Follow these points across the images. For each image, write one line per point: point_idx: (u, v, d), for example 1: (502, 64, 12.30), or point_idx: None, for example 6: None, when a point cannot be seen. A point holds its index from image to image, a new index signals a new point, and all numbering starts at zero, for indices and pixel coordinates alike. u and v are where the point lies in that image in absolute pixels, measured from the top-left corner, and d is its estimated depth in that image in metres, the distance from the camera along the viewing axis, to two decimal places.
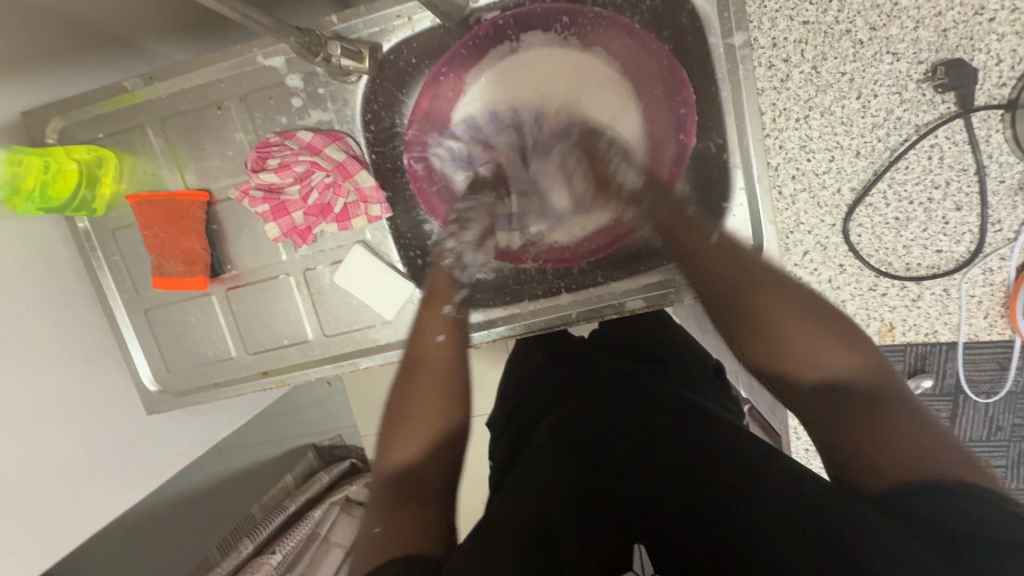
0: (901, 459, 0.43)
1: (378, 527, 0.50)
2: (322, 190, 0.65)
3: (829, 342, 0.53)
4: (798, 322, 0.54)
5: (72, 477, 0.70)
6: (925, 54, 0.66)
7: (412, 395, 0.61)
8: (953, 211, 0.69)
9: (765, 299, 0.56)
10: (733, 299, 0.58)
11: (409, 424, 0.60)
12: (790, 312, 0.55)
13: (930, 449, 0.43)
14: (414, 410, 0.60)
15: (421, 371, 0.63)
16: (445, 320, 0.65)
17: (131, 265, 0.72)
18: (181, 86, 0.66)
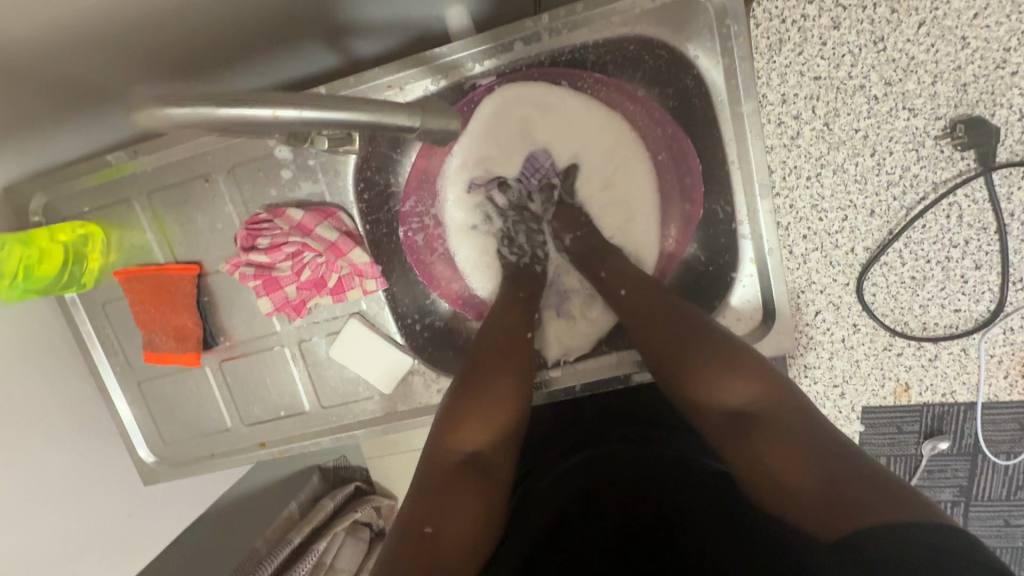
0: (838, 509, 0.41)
1: (428, 527, 0.48)
2: (315, 268, 0.63)
3: (735, 373, 0.52)
4: (709, 357, 0.53)
5: (70, 558, 0.68)
6: (943, 110, 0.62)
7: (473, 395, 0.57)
8: (973, 270, 0.67)
9: (682, 338, 0.56)
10: (659, 337, 0.57)
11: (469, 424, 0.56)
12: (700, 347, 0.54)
13: (857, 483, 0.42)
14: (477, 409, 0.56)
15: (489, 370, 0.58)
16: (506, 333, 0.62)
17: (122, 337, 0.71)
18: (167, 159, 0.64)
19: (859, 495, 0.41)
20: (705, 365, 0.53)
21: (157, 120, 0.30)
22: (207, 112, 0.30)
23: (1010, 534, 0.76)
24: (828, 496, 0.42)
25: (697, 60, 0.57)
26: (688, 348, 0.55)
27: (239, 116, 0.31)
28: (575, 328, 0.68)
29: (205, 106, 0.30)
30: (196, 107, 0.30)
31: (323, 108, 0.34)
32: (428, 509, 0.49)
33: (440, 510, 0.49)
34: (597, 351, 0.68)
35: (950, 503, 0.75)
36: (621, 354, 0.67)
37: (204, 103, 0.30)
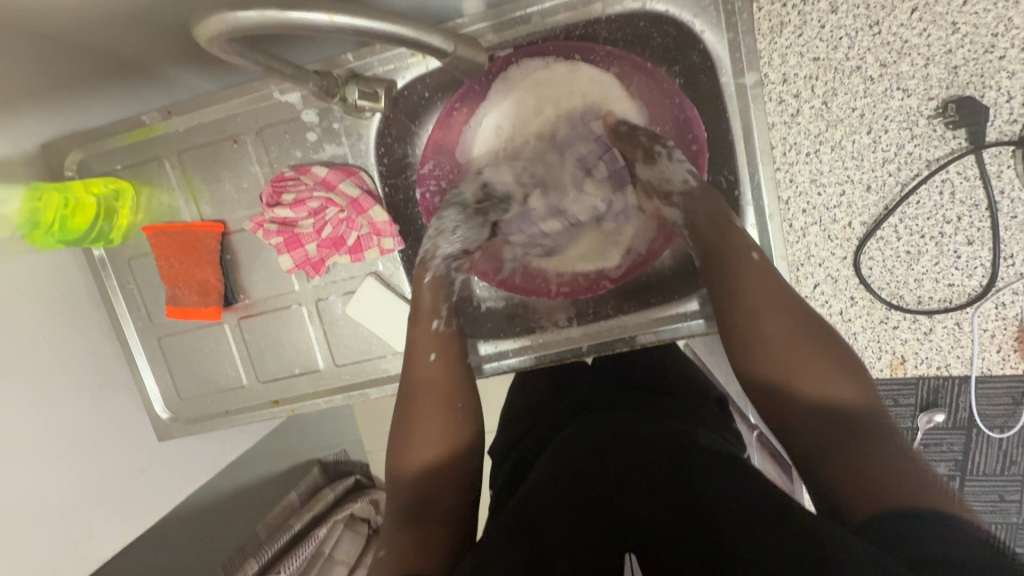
0: (882, 492, 0.43)
1: (385, 550, 0.52)
2: (336, 225, 0.66)
3: (831, 367, 0.51)
4: (800, 342, 0.53)
5: (86, 507, 0.70)
6: (936, 91, 0.66)
7: (414, 415, 0.60)
8: (965, 245, 0.69)
9: (797, 321, 0.54)
10: (752, 309, 0.55)
11: (417, 442, 0.59)
12: (789, 328, 0.53)
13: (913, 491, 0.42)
14: (416, 431, 0.59)
15: (417, 401, 0.61)
16: (433, 334, 0.63)
17: (146, 292, 0.73)
18: (199, 121, 0.67)
19: (917, 484, 0.43)
20: (800, 354, 0.52)
21: (229, 22, 0.35)
22: (273, 15, 0.35)
23: (1005, 509, 0.78)
24: (895, 480, 0.43)
25: (703, 35, 0.61)
26: (778, 319, 0.54)
27: (301, 20, 0.36)
28: (579, 293, 0.69)
29: (272, 10, 0.35)
30: (264, 10, 0.35)
31: (369, 18, 0.39)
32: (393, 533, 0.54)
33: (397, 532, 0.54)
34: (604, 314, 0.70)
35: (946, 477, 0.78)
36: (624, 318, 0.69)
37: (272, 7, 0.35)
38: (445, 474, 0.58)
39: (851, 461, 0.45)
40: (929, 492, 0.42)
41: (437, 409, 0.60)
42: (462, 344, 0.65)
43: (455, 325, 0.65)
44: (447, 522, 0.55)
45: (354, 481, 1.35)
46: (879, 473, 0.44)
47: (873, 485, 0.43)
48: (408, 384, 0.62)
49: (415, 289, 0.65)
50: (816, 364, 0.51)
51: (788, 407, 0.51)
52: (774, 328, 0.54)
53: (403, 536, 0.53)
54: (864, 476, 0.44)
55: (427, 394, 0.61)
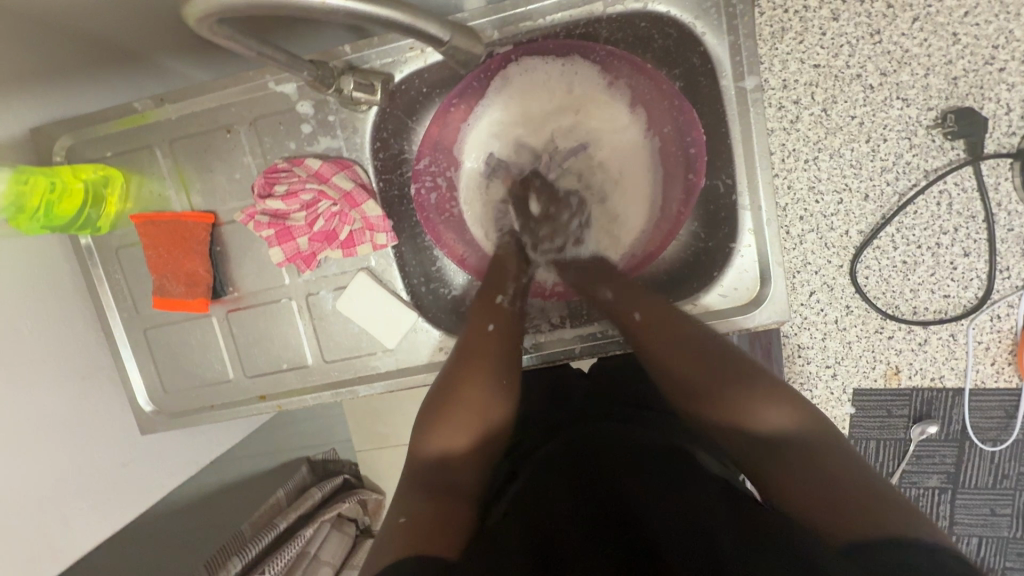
0: (845, 513, 0.43)
1: (405, 516, 0.52)
2: (329, 218, 0.65)
3: (773, 399, 0.53)
4: (739, 384, 0.54)
5: (61, 499, 0.68)
6: (935, 101, 0.66)
7: (461, 392, 0.61)
8: (962, 257, 0.69)
9: (709, 359, 0.57)
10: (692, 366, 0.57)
11: (458, 421, 0.59)
12: (731, 376, 0.55)
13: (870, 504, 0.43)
14: (460, 408, 0.60)
15: (469, 365, 0.62)
16: (500, 312, 0.65)
17: (133, 282, 0.72)
18: (192, 110, 0.66)
19: (884, 499, 0.43)
20: (732, 389, 0.54)
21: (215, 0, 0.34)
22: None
23: (995, 524, 0.77)
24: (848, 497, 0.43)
25: (704, 38, 0.60)
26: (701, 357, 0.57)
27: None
28: (572, 295, 0.69)
29: None
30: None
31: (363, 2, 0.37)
32: (413, 500, 0.54)
33: (420, 498, 0.54)
34: (598, 316, 0.69)
35: (937, 490, 0.77)
36: None
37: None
38: (480, 454, 0.59)
39: (814, 485, 0.45)
40: (890, 509, 0.42)
41: (483, 381, 0.61)
42: (519, 329, 0.65)
43: (519, 306, 0.66)
44: (462, 500, 0.55)
45: (343, 481, 1.34)
46: (841, 490, 0.44)
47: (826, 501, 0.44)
48: (464, 346, 0.63)
49: (496, 261, 0.68)
50: (746, 394, 0.53)
51: (730, 439, 0.53)
52: (720, 387, 0.54)
53: (428, 506, 0.53)
54: (830, 498, 0.44)
55: (477, 365, 0.62)
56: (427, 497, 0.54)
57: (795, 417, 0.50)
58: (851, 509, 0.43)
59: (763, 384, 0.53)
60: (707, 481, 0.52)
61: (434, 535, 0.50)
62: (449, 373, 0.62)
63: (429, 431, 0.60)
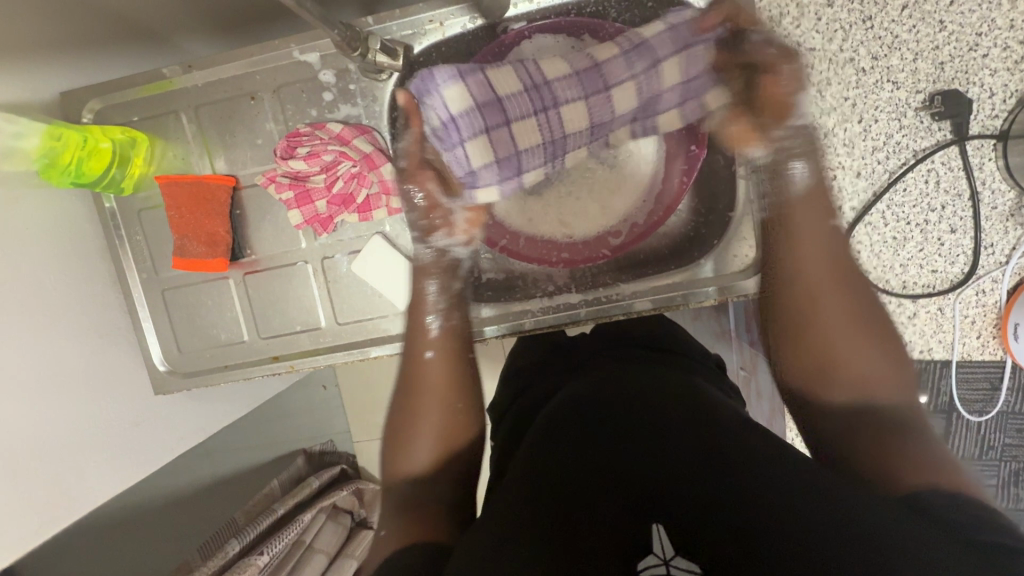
0: (901, 471, 0.48)
1: (384, 531, 0.55)
2: (347, 180, 0.68)
3: (873, 352, 0.58)
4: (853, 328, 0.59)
5: (75, 451, 0.69)
6: (923, 85, 0.70)
7: (414, 414, 0.64)
8: (949, 233, 0.73)
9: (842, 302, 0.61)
10: (828, 300, 0.61)
11: (421, 437, 0.63)
12: (847, 320, 0.60)
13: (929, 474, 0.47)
14: (422, 429, 0.63)
15: (417, 393, 0.65)
16: (434, 336, 0.68)
17: (153, 244, 0.74)
18: (219, 77, 0.69)
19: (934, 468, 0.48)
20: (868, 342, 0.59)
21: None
22: None
23: None
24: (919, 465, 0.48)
25: (707, 17, 0.64)
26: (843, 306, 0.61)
27: None
28: (580, 263, 0.71)
29: None
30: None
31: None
32: (394, 515, 0.56)
33: (399, 514, 0.56)
34: (603, 282, 0.72)
35: None
36: (622, 287, 0.71)
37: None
38: (447, 465, 0.62)
39: (876, 437, 0.51)
40: (943, 471, 0.47)
41: (436, 401, 0.65)
42: (463, 338, 0.69)
43: (454, 321, 0.69)
44: (440, 507, 0.57)
45: (339, 471, 1.35)
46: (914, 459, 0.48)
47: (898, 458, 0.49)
48: (410, 375, 0.67)
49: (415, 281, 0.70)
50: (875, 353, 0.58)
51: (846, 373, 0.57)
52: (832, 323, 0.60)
53: (405, 518, 0.55)
54: (892, 452, 0.50)
55: (429, 391, 0.65)
56: (406, 511, 0.56)
57: (894, 376, 0.56)
58: (911, 469, 0.48)
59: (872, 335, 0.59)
60: (727, 435, 0.52)
61: (409, 536, 0.52)
62: (400, 403, 0.66)
63: (397, 456, 0.63)
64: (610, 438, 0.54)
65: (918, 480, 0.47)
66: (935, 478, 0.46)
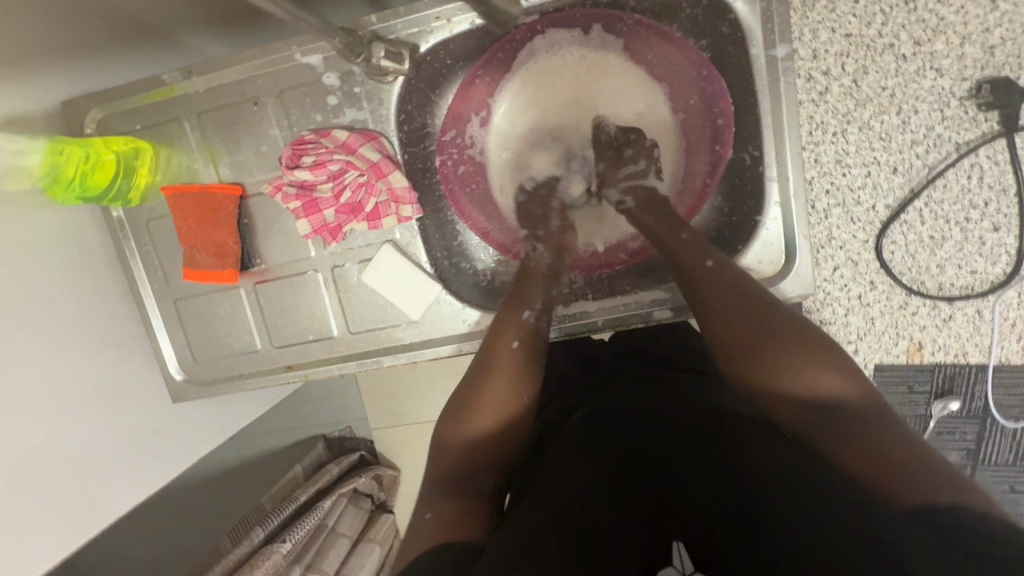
0: (902, 478, 0.42)
1: (430, 513, 0.51)
2: (355, 189, 0.65)
3: (818, 354, 0.50)
4: (776, 342, 0.51)
5: (97, 461, 0.70)
6: (970, 71, 0.64)
7: (479, 400, 0.59)
8: (991, 232, 0.68)
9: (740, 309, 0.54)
10: (742, 321, 0.53)
11: (474, 420, 0.58)
12: (764, 325, 0.53)
13: (910, 471, 0.43)
14: (481, 421, 0.58)
15: (490, 376, 0.60)
16: (522, 324, 0.63)
17: (163, 255, 0.73)
18: (219, 81, 0.67)
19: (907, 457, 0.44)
20: (781, 344, 0.51)
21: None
22: None
23: (1013, 500, 0.78)
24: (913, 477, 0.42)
25: (734, 5, 0.59)
26: (725, 309, 0.55)
27: None
28: (595, 267, 0.70)
29: None
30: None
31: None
32: (439, 497, 0.53)
33: (445, 498, 0.53)
34: (621, 288, 0.69)
35: (956, 466, 0.78)
36: (640, 293, 0.68)
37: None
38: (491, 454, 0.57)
39: (857, 442, 0.45)
40: (932, 471, 0.42)
41: (507, 389, 0.59)
42: (544, 335, 0.63)
43: (544, 321, 0.64)
44: (481, 498, 0.54)
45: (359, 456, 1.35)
46: (900, 470, 0.43)
47: (893, 473, 0.43)
48: (485, 358, 0.61)
49: (518, 280, 0.66)
50: (791, 349, 0.51)
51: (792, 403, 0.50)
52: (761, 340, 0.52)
53: (450, 505, 0.52)
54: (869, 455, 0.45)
55: (502, 372, 0.60)
56: (452, 496, 0.53)
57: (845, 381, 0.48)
58: (905, 478, 0.42)
59: (805, 348, 0.51)
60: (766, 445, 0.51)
61: (447, 529, 0.49)
62: (468, 385, 0.61)
63: (448, 435, 0.58)
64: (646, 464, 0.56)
65: (927, 489, 0.41)
66: (945, 485, 0.41)
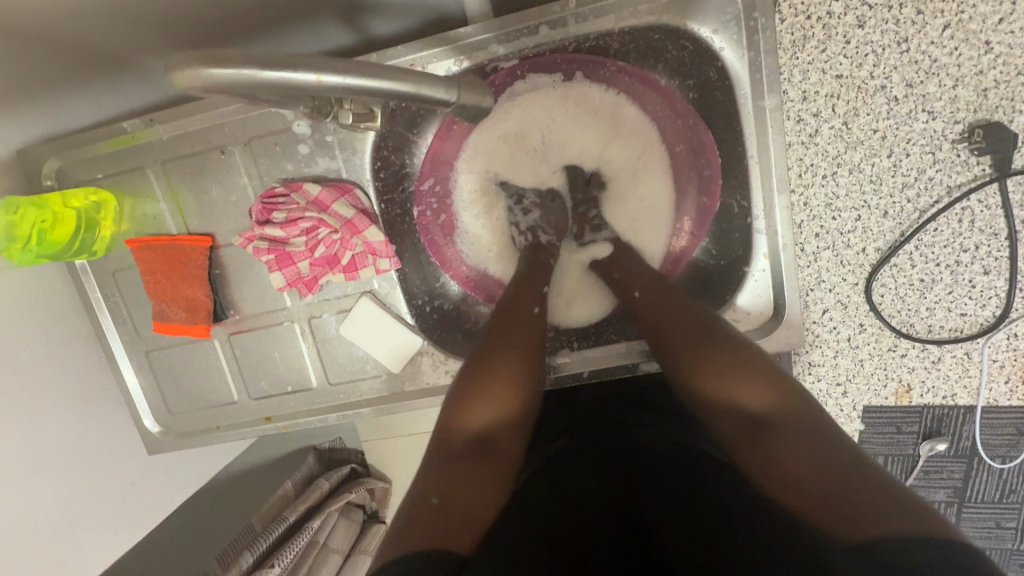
0: (853, 510, 0.42)
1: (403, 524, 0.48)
2: (329, 244, 0.63)
3: (752, 372, 0.53)
4: (720, 355, 0.55)
5: (72, 522, 0.68)
6: (962, 114, 0.63)
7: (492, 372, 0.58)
8: (981, 275, 0.67)
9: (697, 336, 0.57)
10: (685, 341, 0.57)
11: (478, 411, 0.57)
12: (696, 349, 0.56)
13: (848, 491, 0.43)
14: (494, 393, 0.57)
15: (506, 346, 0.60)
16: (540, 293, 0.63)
17: (132, 307, 0.71)
18: (184, 129, 0.63)
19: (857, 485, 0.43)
20: (721, 364, 0.54)
21: (201, 78, 0.31)
22: (253, 74, 0.32)
23: (999, 536, 0.78)
24: (861, 498, 0.42)
25: (722, 52, 0.57)
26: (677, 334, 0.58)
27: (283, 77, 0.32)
28: (580, 316, 0.68)
29: (251, 68, 0.32)
30: (242, 68, 0.31)
31: (366, 76, 0.35)
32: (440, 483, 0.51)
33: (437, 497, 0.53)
34: (606, 340, 0.68)
35: (943, 503, 0.78)
36: (627, 344, 0.67)
37: (249, 64, 0.32)
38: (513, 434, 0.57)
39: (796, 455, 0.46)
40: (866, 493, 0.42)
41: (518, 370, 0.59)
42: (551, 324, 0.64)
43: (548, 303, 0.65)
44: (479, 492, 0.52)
45: (349, 471, 1.35)
46: (835, 483, 0.44)
47: (828, 493, 0.43)
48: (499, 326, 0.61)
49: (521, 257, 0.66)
50: (734, 372, 0.53)
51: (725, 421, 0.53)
52: (682, 353, 0.57)
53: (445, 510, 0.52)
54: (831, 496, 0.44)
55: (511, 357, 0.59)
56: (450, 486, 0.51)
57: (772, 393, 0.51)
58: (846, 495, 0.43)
59: (744, 359, 0.54)
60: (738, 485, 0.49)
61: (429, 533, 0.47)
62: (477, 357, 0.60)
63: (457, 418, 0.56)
64: (607, 491, 0.54)
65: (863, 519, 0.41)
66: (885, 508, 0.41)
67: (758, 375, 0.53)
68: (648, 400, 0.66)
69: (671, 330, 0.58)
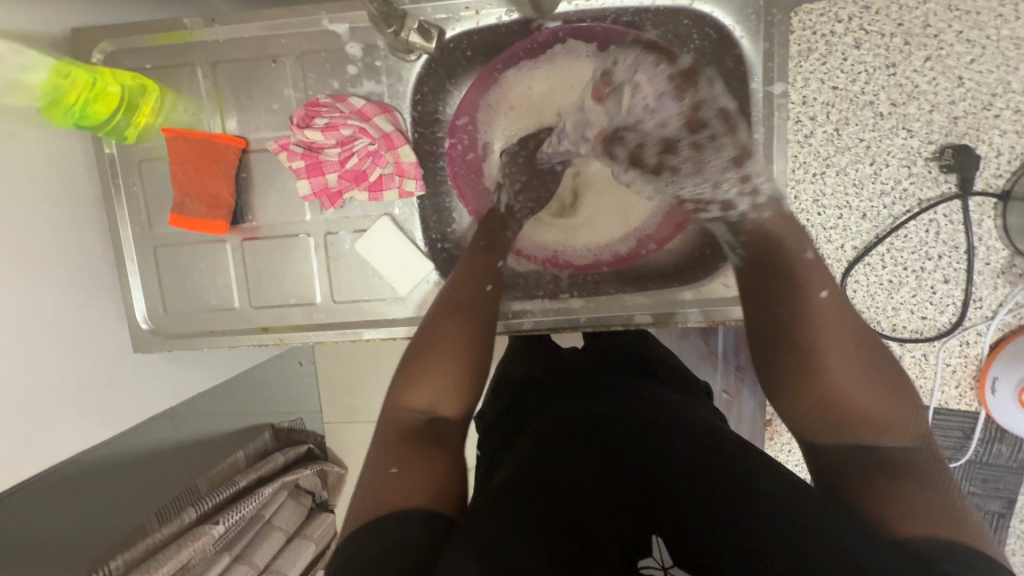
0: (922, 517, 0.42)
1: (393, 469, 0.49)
2: (362, 157, 0.67)
3: (874, 386, 0.52)
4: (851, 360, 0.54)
5: (46, 408, 0.64)
6: (936, 136, 0.72)
7: (434, 348, 0.60)
8: (942, 283, 0.75)
9: (840, 343, 0.55)
10: (827, 335, 0.55)
11: (423, 376, 0.58)
12: (842, 336, 0.55)
13: (931, 503, 0.43)
14: (433, 360, 0.60)
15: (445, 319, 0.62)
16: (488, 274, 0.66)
17: (152, 199, 0.72)
18: (241, 34, 0.67)
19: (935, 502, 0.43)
20: (850, 360, 0.54)
21: None
22: None
23: None
24: (935, 511, 0.42)
25: (741, 41, 0.65)
26: (827, 329, 0.56)
27: None
28: (583, 270, 0.72)
29: None
30: None
31: None
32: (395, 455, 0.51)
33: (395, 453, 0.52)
34: (604, 291, 0.72)
35: None
36: (623, 297, 0.71)
37: None
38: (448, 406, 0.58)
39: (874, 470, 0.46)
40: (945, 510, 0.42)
41: (457, 340, 0.61)
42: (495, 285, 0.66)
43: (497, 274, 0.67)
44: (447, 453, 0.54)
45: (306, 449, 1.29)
46: (918, 498, 0.43)
47: (911, 499, 0.43)
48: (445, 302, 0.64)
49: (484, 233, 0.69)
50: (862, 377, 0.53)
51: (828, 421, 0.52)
52: (832, 339, 0.55)
53: (419, 458, 0.51)
54: (903, 492, 0.44)
55: (449, 327, 0.62)
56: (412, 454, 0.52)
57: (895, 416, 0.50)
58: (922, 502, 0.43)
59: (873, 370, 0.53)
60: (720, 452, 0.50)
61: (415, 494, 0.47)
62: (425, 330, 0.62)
63: (401, 397, 0.58)
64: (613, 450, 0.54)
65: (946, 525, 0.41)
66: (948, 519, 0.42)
67: (883, 389, 0.52)
68: (630, 360, 0.74)
69: (803, 319, 0.56)
